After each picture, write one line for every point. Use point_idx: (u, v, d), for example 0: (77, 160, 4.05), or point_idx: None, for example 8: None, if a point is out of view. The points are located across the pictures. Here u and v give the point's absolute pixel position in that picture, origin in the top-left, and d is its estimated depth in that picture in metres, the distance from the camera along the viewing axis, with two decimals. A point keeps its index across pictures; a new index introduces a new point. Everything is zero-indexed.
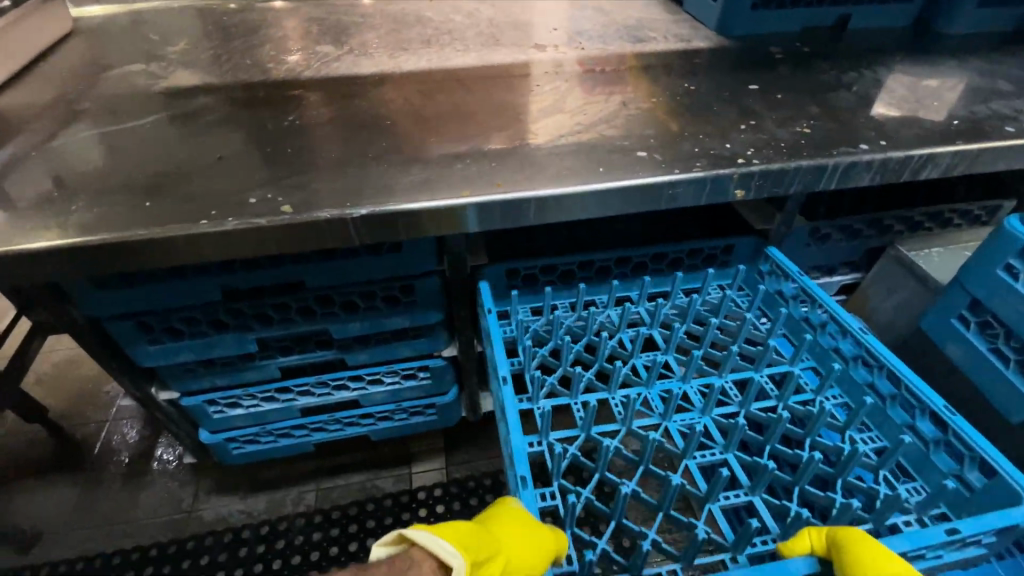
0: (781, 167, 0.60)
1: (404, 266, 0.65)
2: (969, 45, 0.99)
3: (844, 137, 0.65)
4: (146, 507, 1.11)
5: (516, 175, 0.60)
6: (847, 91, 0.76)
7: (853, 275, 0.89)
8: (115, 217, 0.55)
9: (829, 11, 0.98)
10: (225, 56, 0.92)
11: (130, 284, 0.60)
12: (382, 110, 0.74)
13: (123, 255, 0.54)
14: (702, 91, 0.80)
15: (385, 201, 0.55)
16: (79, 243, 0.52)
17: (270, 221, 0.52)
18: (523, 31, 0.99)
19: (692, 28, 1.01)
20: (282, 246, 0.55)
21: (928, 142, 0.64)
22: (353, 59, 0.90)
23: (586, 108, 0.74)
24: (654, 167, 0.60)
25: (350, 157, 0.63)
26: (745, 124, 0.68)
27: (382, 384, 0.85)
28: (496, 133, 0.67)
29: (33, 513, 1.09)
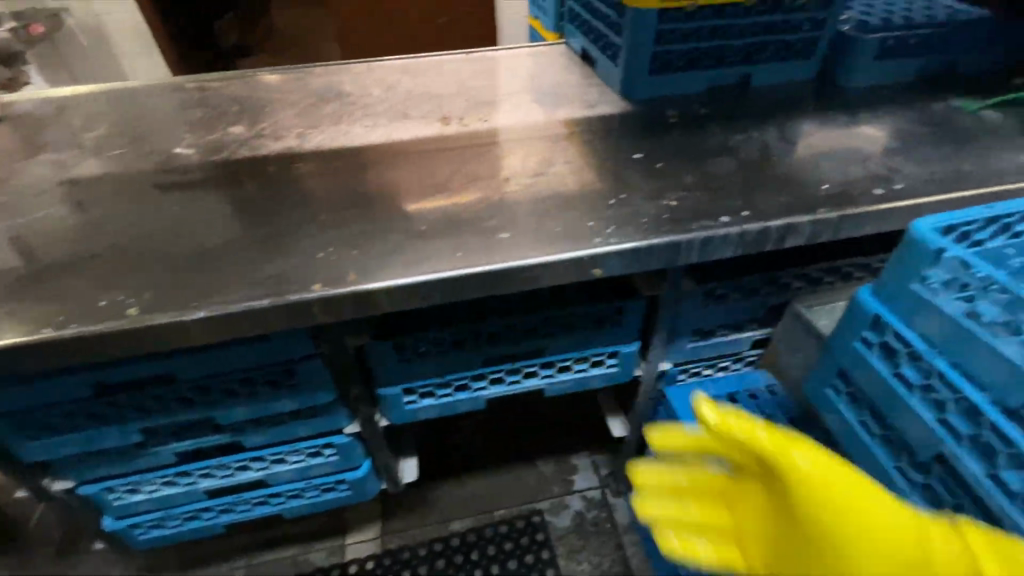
0: (630, 248, 0.61)
1: (275, 354, 0.66)
2: (870, 98, 1.01)
3: (708, 209, 0.66)
4: None
5: (373, 264, 0.60)
6: (727, 156, 0.78)
7: (762, 331, 0.88)
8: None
9: (730, 71, 1.00)
10: (142, 142, 0.95)
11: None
12: (270, 194, 0.76)
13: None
14: (589, 160, 0.81)
15: (229, 301, 0.56)
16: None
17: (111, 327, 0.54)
18: (434, 103, 1.02)
19: (600, 93, 1.04)
20: (129, 349, 0.56)
21: (788, 211, 0.64)
22: (260, 138, 0.92)
23: (469, 185, 0.75)
24: (509, 250, 0.61)
25: (219, 249, 0.64)
26: (613, 200, 0.70)
27: (288, 463, 0.85)
28: (370, 217, 0.69)
29: None
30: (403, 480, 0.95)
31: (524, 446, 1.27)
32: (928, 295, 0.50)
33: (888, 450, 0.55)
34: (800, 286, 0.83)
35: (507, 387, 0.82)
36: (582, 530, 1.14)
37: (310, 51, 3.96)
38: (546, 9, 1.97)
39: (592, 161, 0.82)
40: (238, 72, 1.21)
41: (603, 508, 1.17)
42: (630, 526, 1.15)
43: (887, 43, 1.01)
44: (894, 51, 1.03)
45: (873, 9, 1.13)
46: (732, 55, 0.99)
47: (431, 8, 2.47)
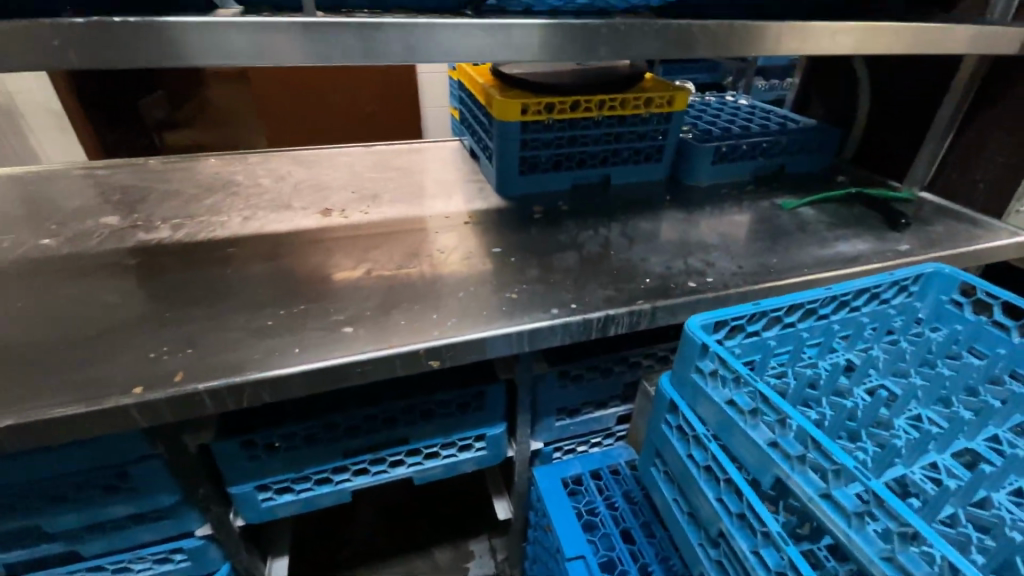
0: (463, 340, 0.65)
1: (105, 456, 0.64)
2: (713, 195, 1.17)
3: (541, 302, 0.73)
4: None
5: (208, 361, 0.61)
6: (573, 250, 0.87)
7: (625, 406, 0.94)
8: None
9: (591, 171, 1.13)
10: (5, 232, 0.93)
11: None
12: (126, 287, 0.77)
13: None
14: (452, 254, 0.88)
15: (41, 407, 0.55)
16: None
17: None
18: (321, 194, 1.07)
19: (478, 187, 1.14)
20: None
21: (610, 303, 0.72)
22: (133, 229, 0.93)
23: (330, 278, 0.79)
24: (348, 345, 0.64)
25: (52, 349, 0.64)
26: (462, 293, 0.76)
27: (131, 571, 0.79)
28: (220, 311, 0.70)
29: None
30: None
31: (419, 533, 1.23)
32: (702, 384, 0.56)
33: (694, 526, 0.60)
34: (651, 364, 0.91)
35: (371, 477, 0.81)
36: None
37: (245, 129, 4.03)
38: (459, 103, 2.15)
39: (455, 253, 0.88)
40: (132, 160, 1.23)
41: None
42: None
43: (722, 149, 1.18)
44: (730, 155, 1.20)
45: (716, 120, 1.33)
46: (591, 158, 1.12)
47: (358, 96, 2.63)
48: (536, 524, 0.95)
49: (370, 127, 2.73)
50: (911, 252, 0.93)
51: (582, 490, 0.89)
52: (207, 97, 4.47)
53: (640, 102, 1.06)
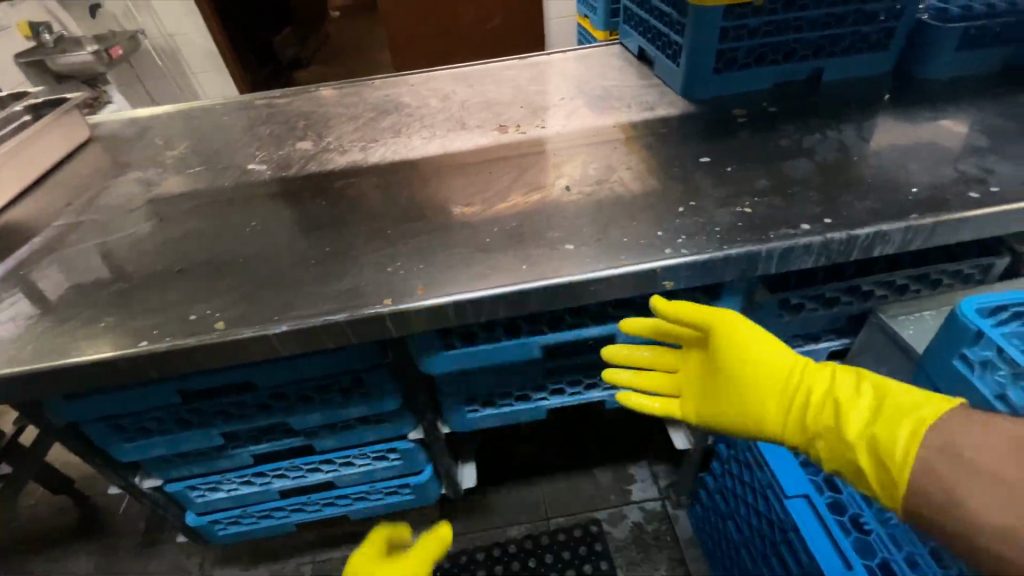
0: (706, 259, 0.58)
1: (348, 362, 0.68)
2: (962, 88, 0.93)
3: (786, 215, 0.62)
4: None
5: (440, 276, 0.61)
6: (803, 157, 0.74)
7: (842, 340, 0.82)
8: (74, 337, 0.61)
9: (800, 66, 0.95)
10: (217, 159, 1.00)
11: (89, 394, 0.66)
12: (339, 206, 0.79)
13: (77, 376, 0.59)
14: (652, 165, 0.79)
15: (304, 315, 0.57)
16: (35, 369, 0.58)
17: (199, 341, 0.57)
18: (494, 111, 1.02)
19: (659, 94, 1.01)
20: (215, 362, 0.60)
21: (879, 217, 0.60)
22: (325, 152, 0.96)
23: (530, 195, 0.75)
24: (578, 262, 0.60)
25: (294, 261, 0.67)
26: (683, 207, 0.68)
27: (354, 466, 0.87)
28: (434, 227, 0.70)
29: None
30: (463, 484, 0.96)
31: (580, 455, 1.25)
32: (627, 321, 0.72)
33: None
34: (885, 294, 0.78)
35: (569, 398, 0.81)
36: (641, 543, 1.10)
37: (365, 60, 4.07)
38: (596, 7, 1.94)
39: (656, 167, 0.79)
40: (302, 87, 1.26)
41: (664, 521, 1.13)
42: (692, 542, 1.09)
43: (981, 25, 0.92)
44: (978, 40, 0.94)
45: None
46: (803, 48, 0.93)
47: (479, 14, 2.50)
48: (728, 457, 0.90)
49: (491, 48, 2.61)
50: None
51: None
52: (326, 33, 4.57)
53: None
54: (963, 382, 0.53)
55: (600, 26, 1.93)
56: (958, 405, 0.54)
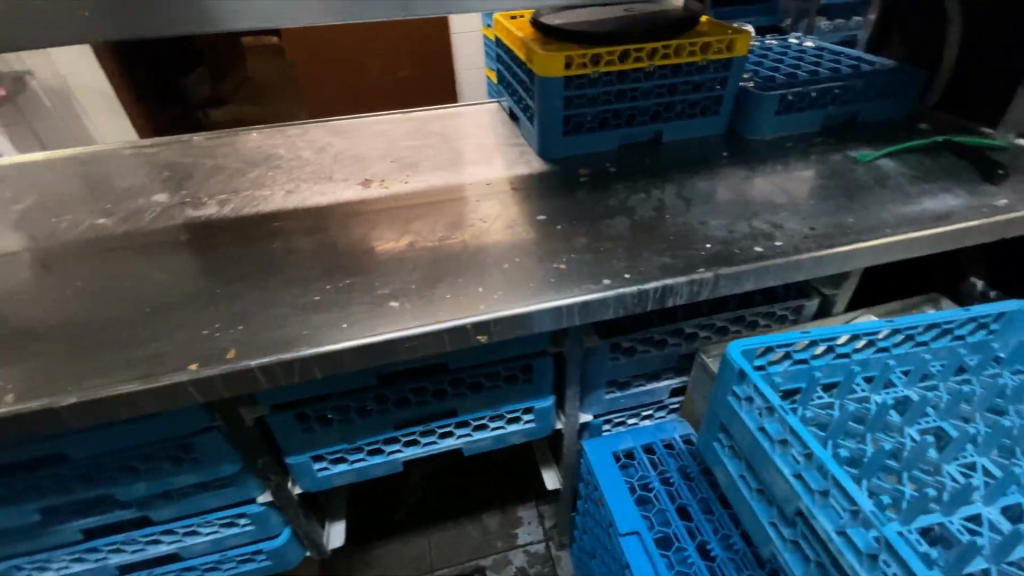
0: (513, 314, 0.63)
1: (169, 428, 0.66)
2: (777, 150, 1.06)
3: (592, 272, 0.69)
4: None
5: (257, 337, 0.61)
6: (624, 216, 0.81)
7: (678, 379, 0.89)
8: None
9: (641, 129, 1.06)
10: (64, 212, 0.96)
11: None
12: (176, 263, 0.77)
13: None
14: (496, 221, 0.85)
15: (101, 386, 0.56)
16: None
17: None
18: (364, 165, 1.06)
19: (521, 151, 1.09)
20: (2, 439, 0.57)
21: (667, 272, 0.68)
22: (181, 206, 0.94)
23: (372, 250, 0.78)
24: (395, 319, 0.63)
25: (111, 324, 0.65)
26: (509, 263, 0.73)
27: (200, 534, 0.83)
28: (267, 285, 0.70)
29: None
30: (329, 544, 0.94)
31: (469, 501, 1.25)
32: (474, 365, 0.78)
33: (764, 504, 0.58)
34: (708, 335, 0.85)
35: (422, 448, 0.82)
36: None
37: (286, 101, 4.05)
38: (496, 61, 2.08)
39: (499, 222, 0.84)
40: (178, 136, 1.25)
41: (546, 563, 1.14)
42: None
43: (787, 97, 1.07)
44: (787, 109, 1.09)
45: (778, 67, 1.20)
46: (640, 114, 1.04)
47: (390, 63, 2.57)
48: (587, 495, 0.94)
49: (405, 94, 2.67)
50: (1012, 208, 0.82)
51: (635, 464, 0.87)
52: (248, 72, 4.51)
53: (697, 47, 0.97)
54: (735, 417, 0.59)
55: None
56: (736, 440, 0.60)
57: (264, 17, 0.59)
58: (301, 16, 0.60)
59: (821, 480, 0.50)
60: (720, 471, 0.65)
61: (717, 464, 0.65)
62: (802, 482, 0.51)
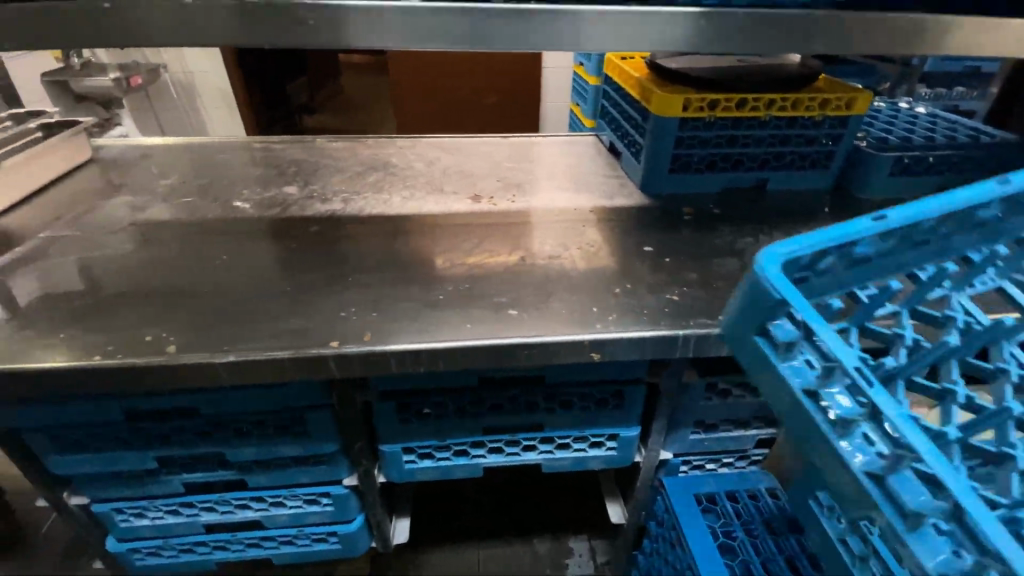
0: (633, 337, 0.65)
1: (291, 399, 0.70)
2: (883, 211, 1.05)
3: (709, 308, 0.70)
4: None
5: (389, 325, 0.66)
6: (733, 258, 0.82)
7: (767, 429, 0.87)
8: (29, 345, 0.64)
9: (746, 176, 1.07)
10: (206, 192, 1.06)
11: (30, 403, 0.68)
12: (307, 250, 0.84)
13: (24, 382, 0.62)
14: (602, 247, 0.87)
15: (253, 349, 0.62)
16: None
17: (149, 362, 0.61)
18: (471, 181, 1.12)
19: (622, 184, 1.12)
20: (159, 384, 0.62)
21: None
22: (309, 199, 1.03)
23: (487, 260, 0.82)
24: (516, 327, 0.66)
25: (255, 295, 0.72)
26: (621, 289, 0.75)
27: (285, 507, 0.87)
28: (393, 280, 0.75)
29: None
30: (395, 539, 0.97)
31: (521, 521, 1.25)
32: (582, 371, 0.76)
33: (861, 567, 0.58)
34: None
35: (505, 458, 0.84)
36: None
37: (373, 114, 4.31)
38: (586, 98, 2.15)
39: (606, 249, 0.86)
40: (301, 137, 1.36)
41: None
42: None
43: (903, 159, 1.05)
44: (903, 170, 1.07)
45: (891, 129, 1.19)
46: (748, 161, 1.05)
47: (482, 89, 2.70)
48: (658, 534, 0.92)
49: (489, 120, 2.80)
50: None
51: (715, 510, 0.85)
52: (342, 85, 4.84)
53: (816, 103, 0.98)
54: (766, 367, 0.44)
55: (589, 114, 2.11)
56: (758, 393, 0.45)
57: (371, 31, 0.61)
58: (403, 34, 0.61)
59: (931, 493, 0.34)
60: (816, 534, 0.66)
61: (815, 525, 0.67)
62: (887, 492, 0.35)
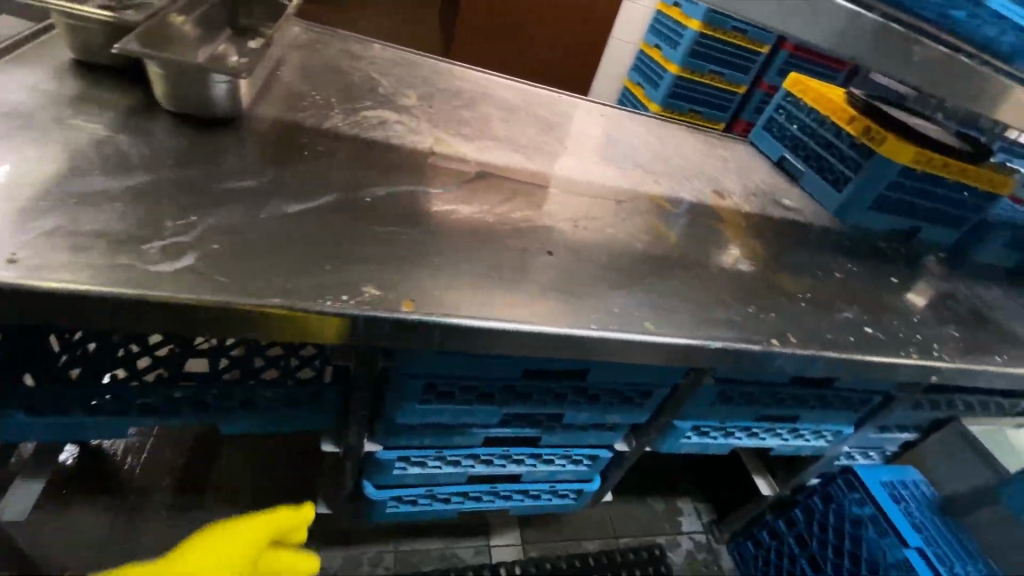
0: (959, 367, 0.81)
1: (663, 377, 0.76)
2: (996, 273, 1.30)
3: (977, 346, 0.89)
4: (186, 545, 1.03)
5: (788, 327, 0.75)
6: (948, 299, 1.03)
7: (915, 434, 1.12)
8: (499, 303, 0.62)
9: (912, 222, 1.26)
10: (465, 126, 0.97)
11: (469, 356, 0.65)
12: (643, 228, 0.86)
13: (519, 343, 0.61)
14: (860, 274, 0.99)
15: (703, 333, 0.68)
16: (450, 323, 0.57)
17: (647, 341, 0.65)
18: (700, 173, 1.14)
19: (813, 205, 1.25)
20: (609, 356, 0.66)
21: (1017, 362, 0.90)
22: (579, 161, 1.00)
23: (792, 266, 0.90)
24: (882, 347, 0.77)
25: (646, 273, 0.76)
26: (914, 317, 0.89)
27: (549, 464, 0.90)
28: (751, 280, 0.82)
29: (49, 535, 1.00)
30: (605, 499, 1.04)
31: (636, 481, 1.41)
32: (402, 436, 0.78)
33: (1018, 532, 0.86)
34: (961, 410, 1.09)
35: (757, 440, 0.95)
36: (695, 569, 1.27)
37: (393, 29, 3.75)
38: (675, 42, 2.10)
39: (860, 271, 1.00)
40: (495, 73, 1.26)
41: (710, 551, 1.32)
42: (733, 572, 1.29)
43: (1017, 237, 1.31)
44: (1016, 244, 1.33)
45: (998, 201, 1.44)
46: (921, 211, 1.25)
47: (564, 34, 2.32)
48: (823, 510, 1.10)
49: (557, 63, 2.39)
50: None
51: (897, 495, 1.03)
52: None
53: (987, 180, 1.20)
54: None
55: (659, 100, 2.17)
56: None
57: None
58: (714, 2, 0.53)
59: None
60: None
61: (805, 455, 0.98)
62: None
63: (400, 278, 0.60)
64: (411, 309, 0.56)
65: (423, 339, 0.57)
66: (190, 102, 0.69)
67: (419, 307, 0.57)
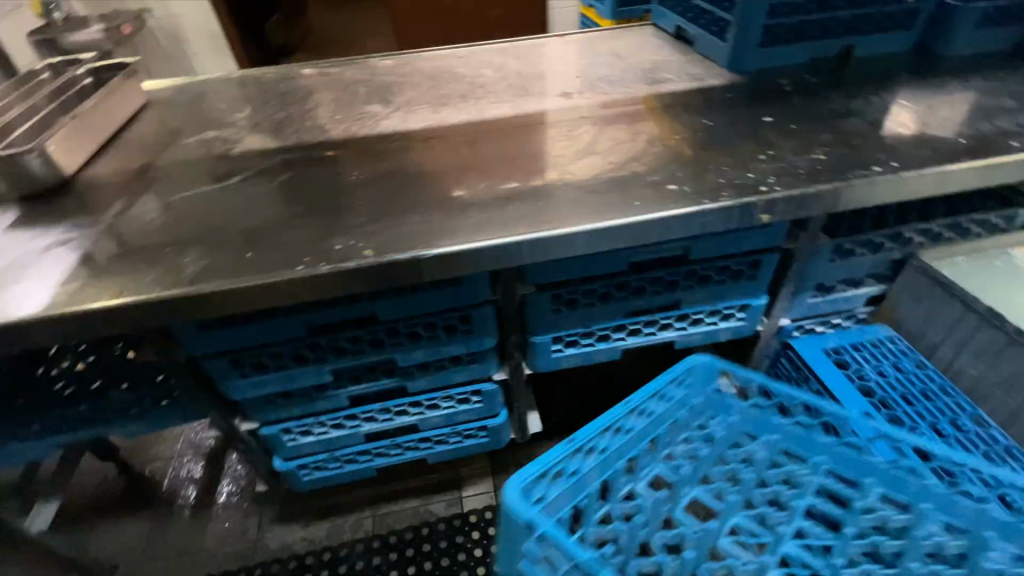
0: (800, 193, 0.69)
1: (461, 297, 0.74)
2: (975, 64, 1.02)
3: (857, 161, 0.74)
4: (214, 536, 1.21)
5: (563, 212, 0.69)
6: (854, 117, 0.85)
7: (879, 286, 0.94)
8: (233, 267, 0.65)
9: (833, 43, 1.04)
10: (290, 119, 1.02)
11: (229, 325, 0.70)
12: (436, 158, 0.84)
13: (234, 299, 0.63)
14: (720, 125, 0.85)
15: (449, 242, 0.65)
16: (170, 296, 0.62)
17: (358, 263, 0.63)
18: (546, 83, 1.07)
19: (705, 67, 1.09)
20: (362, 287, 0.65)
21: (916, 166, 0.73)
22: (401, 115, 1.00)
23: (611, 146, 0.81)
24: (683, 200, 0.69)
25: (412, 201, 0.73)
26: (763, 154, 0.76)
27: (438, 408, 0.93)
28: (539, 175, 0.76)
29: (109, 548, 1.21)
30: (532, 431, 1.04)
31: None
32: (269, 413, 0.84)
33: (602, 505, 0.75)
34: (922, 242, 0.89)
35: (644, 338, 0.87)
36: None
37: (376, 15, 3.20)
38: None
39: (722, 121, 0.86)
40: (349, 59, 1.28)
41: None
42: None
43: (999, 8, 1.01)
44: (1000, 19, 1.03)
45: None
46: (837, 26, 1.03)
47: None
48: None
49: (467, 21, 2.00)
50: None
51: (843, 359, 0.93)
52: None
53: None
54: None
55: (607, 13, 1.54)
56: None
57: None
58: None
59: None
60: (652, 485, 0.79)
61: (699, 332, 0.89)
62: None
63: (146, 270, 0.66)
64: (121, 298, 0.63)
65: (143, 318, 0.62)
66: (12, 181, 0.83)
67: (145, 292, 0.62)
